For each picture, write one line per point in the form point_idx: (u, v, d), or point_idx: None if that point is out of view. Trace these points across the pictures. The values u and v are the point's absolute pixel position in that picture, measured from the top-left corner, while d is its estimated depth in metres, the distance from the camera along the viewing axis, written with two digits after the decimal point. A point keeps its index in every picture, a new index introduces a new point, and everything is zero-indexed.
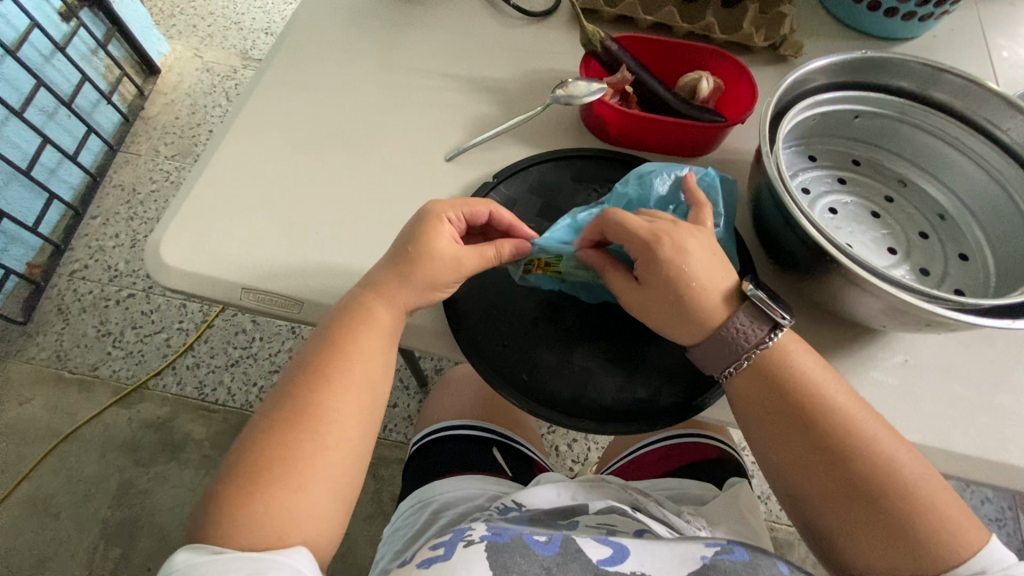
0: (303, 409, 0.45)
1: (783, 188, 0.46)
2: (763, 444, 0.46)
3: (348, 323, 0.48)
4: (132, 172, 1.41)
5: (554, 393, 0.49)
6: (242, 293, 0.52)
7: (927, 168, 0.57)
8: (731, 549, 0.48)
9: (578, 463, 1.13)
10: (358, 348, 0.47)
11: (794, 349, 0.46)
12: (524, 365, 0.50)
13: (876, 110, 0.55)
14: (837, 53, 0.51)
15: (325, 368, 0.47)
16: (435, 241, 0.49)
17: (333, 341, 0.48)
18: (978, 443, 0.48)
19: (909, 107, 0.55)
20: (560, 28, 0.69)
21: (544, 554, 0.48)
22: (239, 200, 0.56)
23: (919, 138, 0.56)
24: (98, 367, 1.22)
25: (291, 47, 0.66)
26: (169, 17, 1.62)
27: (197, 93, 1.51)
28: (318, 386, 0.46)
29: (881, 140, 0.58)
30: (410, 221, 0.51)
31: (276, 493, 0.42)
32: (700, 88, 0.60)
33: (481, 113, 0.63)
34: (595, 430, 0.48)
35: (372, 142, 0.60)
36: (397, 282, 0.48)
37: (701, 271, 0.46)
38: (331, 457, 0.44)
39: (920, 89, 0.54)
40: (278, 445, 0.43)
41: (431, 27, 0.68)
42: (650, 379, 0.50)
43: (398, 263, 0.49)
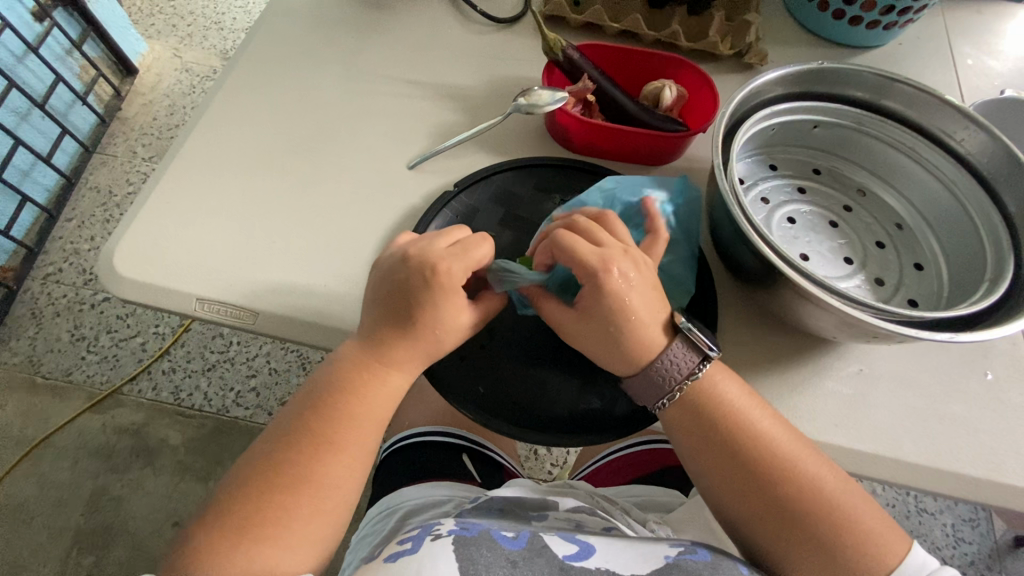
0: (306, 479, 0.43)
1: (734, 204, 0.46)
2: (693, 456, 0.46)
3: (355, 388, 0.46)
4: (108, 174, 1.39)
5: (511, 404, 0.49)
6: (198, 304, 0.51)
7: (885, 176, 0.57)
8: (695, 549, 0.47)
9: (556, 466, 1.13)
10: (364, 414, 0.46)
11: (723, 377, 0.46)
12: (481, 377, 0.50)
13: (835, 120, 0.56)
14: (797, 64, 0.52)
15: (326, 433, 0.44)
16: (450, 310, 0.46)
17: (339, 406, 0.45)
18: (931, 453, 0.48)
19: (866, 118, 0.55)
20: (526, 34, 0.69)
21: (511, 549, 0.47)
22: (198, 208, 0.55)
23: (876, 148, 0.56)
24: (72, 372, 1.21)
25: (255, 53, 0.65)
26: (148, 16, 1.60)
27: (175, 94, 1.49)
28: (316, 451, 0.44)
29: (840, 149, 0.58)
30: (413, 281, 0.46)
31: (263, 554, 0.41)
32: (662, 96, 0.60)
33: (446, 120, 0.62)
34: (552, 441, 0.48)
35: (335, 150, 0.59)
36: (411, 350, 0.46)
37: (639, 303, 0.45)
38: (318, 519, 0.43)
39: (876, 100, 0.55)
40: (271, 511, 0.42)
41: (398, 32, 0.68)
42: (608, 390, 0.50)
43: (411, 336, 0.46)
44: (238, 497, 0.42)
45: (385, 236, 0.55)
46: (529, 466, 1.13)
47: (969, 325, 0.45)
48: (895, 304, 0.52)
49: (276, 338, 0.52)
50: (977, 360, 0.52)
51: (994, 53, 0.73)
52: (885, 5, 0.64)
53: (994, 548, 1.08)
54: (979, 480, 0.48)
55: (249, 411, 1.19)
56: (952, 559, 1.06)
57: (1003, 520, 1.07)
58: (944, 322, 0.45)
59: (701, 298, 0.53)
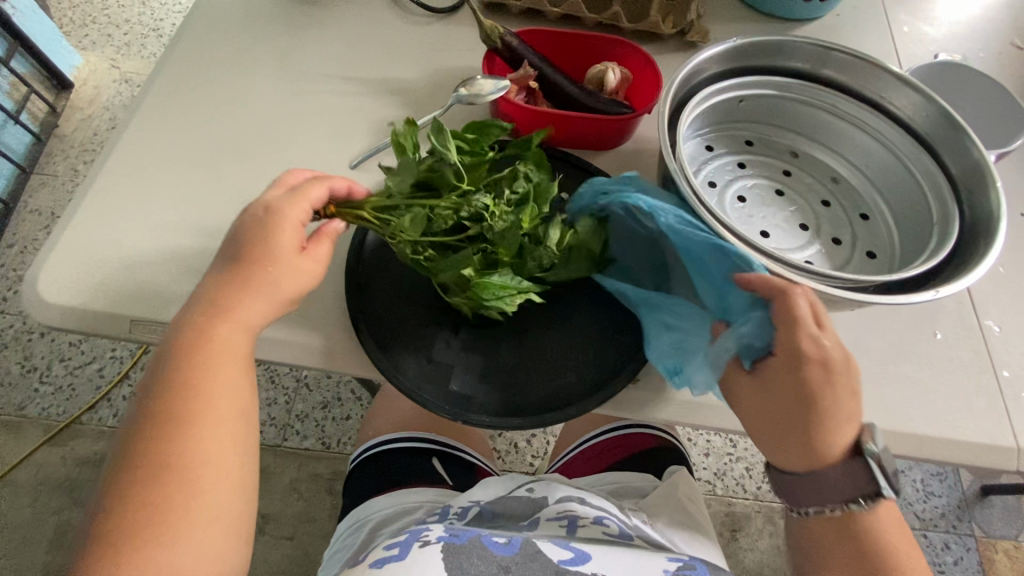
0: (175, 460, 0.40)
1: (703, 208, 0.45)
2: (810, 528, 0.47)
3: (193, 351, 0.43)
4: (49, 195, 1.32)
5: (479, 404, 0.48)
6: (133, 325, 0.49)
7: (815, 135, 0.58)
8: (694, 565, 0.49)
9: (537, 458, 1.13)
10: (209, 376, 0.42)
11: (883, 514, 0.45)
12: (445, 377, 0.48)
13: (759, 91, 0.56)
14: (726, 42, 0.52)
15: (178, 409, 0.41)
16: (287, 246, 0.45)
17: (181, 375, 0.42)
18: (887, 416, 0.49)
19: (786, 84, 0.56)
20: (467, 23, 0.67)
21: (503, 555, 0.48)
22: (128, 224, 0.52)
23: (801, 111, 0.57)
24: (25, 406, 1.15)
25: (182, 57, 0.62)
26: (81, 26, 1.52)
27: (116, 106, 1.43)
28: (174, 428, 0.41)
29: (767, 117, 0.59)
30: (251, 230, 0.45)
31: (164, 553, 0.38)
32: (606, 80, 0.59)
33: (388, 116, 0.60)
34: (526, 426, 0.47)
35: (273, 153, 0.57)
36: (246, 297, 0.44)
37: (825, 409, 0.43)
38: (201, 504, 0.40)
39: (792, 66, 0.56)
40: (145, 502, 0.39)
41: (333, 28, 0.65)
42: (576, 374, 0.50)
43: (250, 284, 0.44)
44: (113, 510, 0.39)
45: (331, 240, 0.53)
46: (510, 460, 1.12)
47: (929, 281, 0.46)
48: (858, 261, 0.53)
49: None
50: (926, 321, 0.53)
51: (928, 19, 0.74)
52: None
53: (964, 499, 1.12)
54: (934, 439, 0.48)
55: None
56: (923, 513, 1.10)
57: (969, 471, 1.11)
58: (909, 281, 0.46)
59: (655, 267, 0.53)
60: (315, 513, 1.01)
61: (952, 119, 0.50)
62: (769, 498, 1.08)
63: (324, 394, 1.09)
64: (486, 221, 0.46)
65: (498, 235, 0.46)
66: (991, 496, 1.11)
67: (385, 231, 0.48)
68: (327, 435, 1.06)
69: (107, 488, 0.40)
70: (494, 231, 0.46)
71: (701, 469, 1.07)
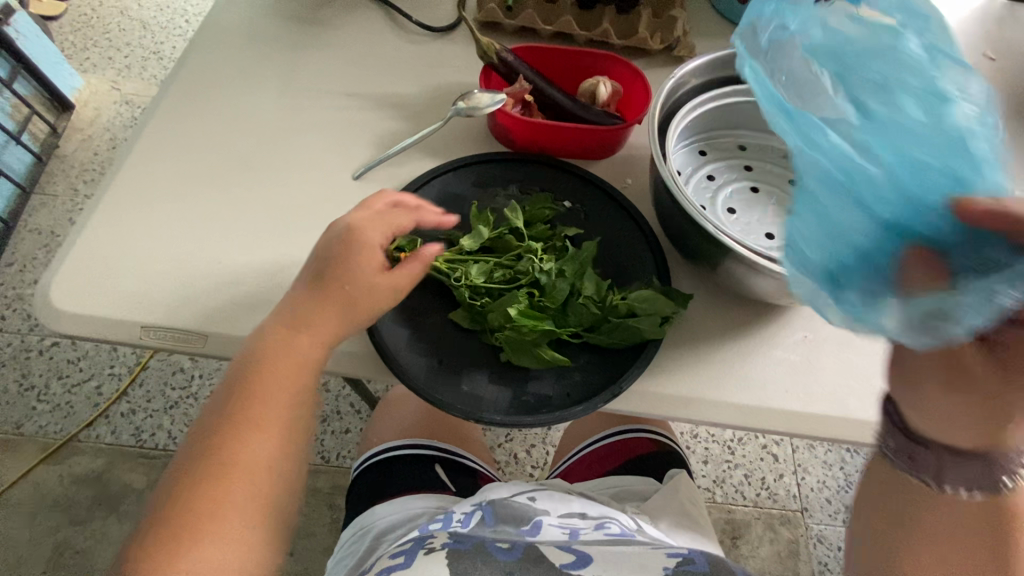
0: (238, 455, 0.43)
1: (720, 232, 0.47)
2: (932, 507, 0.46)
3: (265, 361, 0.45)
4: (49, 214, 1.34)
5: (495, 403, 0.48)
6: (143, 332, 0.50)
7: (755, 125, 0.61)
8: (693, 559, 0.52)
9: (537, 468, 1.13)
10: (275, 385, 0.45)
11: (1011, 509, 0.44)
12: (461, 377, 0.49)
13: (704, 107, 0.58)
14: (691, 61, 0.54)
15: (244, 414, 0.44)
16: (366, 270, 0.48)
17: (248, 383, 0.45)
18: (875, 409, 0.51)
19: (724, 92, 0.58)
20: (464, 41, 0.70)
21: (506, 560, 0.51)
22: (137, 235, 0.54)
23: (740, 111, 0.60)
24: (22, 424, 1.14)
25: (189, 76, 0.64)
26: (82, 50, 1.55)
27: (116, 127, 1.45)
28: (238, 431, 0.43)
29: (712, 126, 0.61)
30: (336, 249, 0.48)
31: (212, 547, 0.40)
32: (598, 92, 0.62)
33: (389, 129, 0.63)
34: (540, 423, 0.47)
35: (279, 166, 0.59)
36: (320, 316, 0.47)
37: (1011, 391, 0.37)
38: (255, 504, 0.42)
39: (719, 74, 0.58)
40: (206, 493, 0.41)
41: (335, 47, 0.68)
42: (589, 371, 0.50)
43: (330, 300, 0.47)
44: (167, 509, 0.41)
45: None
46: (510, 471, 1.12)
47: None
48: None
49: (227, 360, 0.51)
50: None
51: None
52: None
53: None
54: None
55: None
56: None
57: None
58: None
59: (658, 268, 0.54)
60: (315, 527, 1.01)
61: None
62: (768, 504, 1.08)
63: (323, 406, 1.09)
64: (540, 273, 0.51)
65: (551, 286, 0.51)
66: None
67: (450, 279, 0.52)
68: (327, 448, 1.06)
69: (172, 471, 0.43)
70: (548, 281, 0.51)
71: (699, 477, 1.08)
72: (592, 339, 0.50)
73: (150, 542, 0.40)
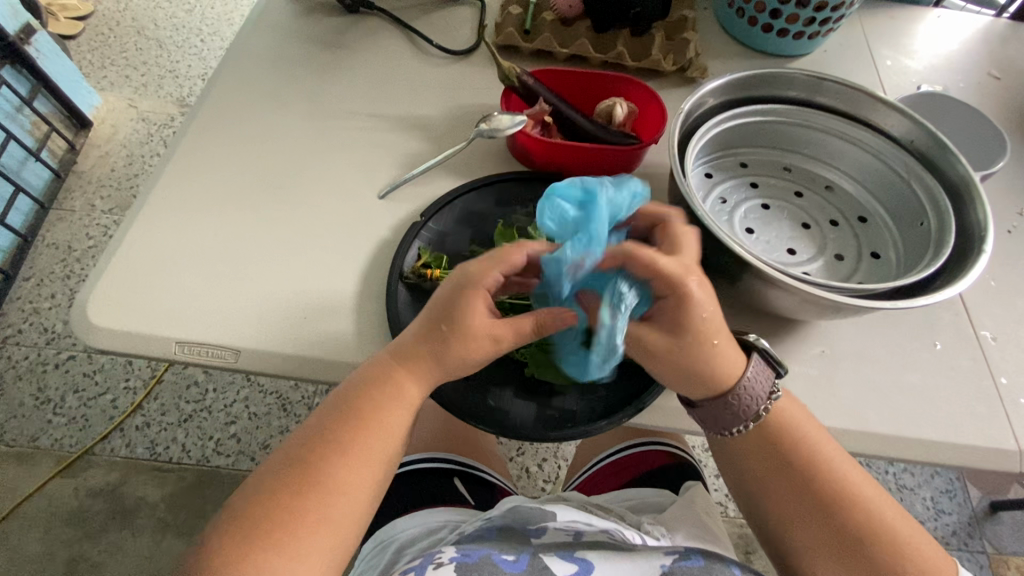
0: (320, 488, 0.44)
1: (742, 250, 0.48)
2: (735, 455, 0.49)
3: (377, 392, 0.46)
4: (66, 229, 1.36)
5: (519, 419, 0.49)
6: (177, 347, 0.51)
7: (752, 141, 0.63)
8: (688, 555, 0.54)
9: (549, 482, 1.13)
10: (381, 417, 0.46)
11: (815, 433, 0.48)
12: (487, 392, 0.50)
13: (713, 132, 0.60)
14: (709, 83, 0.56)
15: (345, 437, 0.45)
16: (473, 318, 0.45)
17: (357, 407, 0.46)
18: (892, 423, 0.51)
19: (729, 116, 0.60)
20: (483, 64, 0.72)
21: (513, 572, 0.53)
22: (171, 253, 0.55)
23: (743, 131, 0.62)
24: (38, 437, 1.16)
25: (218, 99, 0.66)
26: (100, 68, 1.59)
27: (133, 144, 1.48)
28: (334, 452, 0.44)
29: (718, 148, 0.62)
30: (449, 293, 0.46)
31: (285, 561, 0.41)
32: (615, 113, 0.63)
33: (413, 149, 0.64)
34: (563, 437, 0.49)
35: (306, 185, 0.61)
36: (430, 359, 0.45)
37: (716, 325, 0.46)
38: (332, 526, 0.44)
39: (722, 99, 0.60)
40: (283, 514, 0.42)
41: (358, 70, 0.70)
42: (612, 386, 0.51)
43: (435, 339, 0.45)
44: (254, 507, 0.43)
45: (363, 265, 0.56)
46: (522, 485, 1.12)
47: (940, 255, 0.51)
48: (861, 233, 0.60)
49: (258, 375, 0.52)
50: (926, 332, 0.56)
51: (909, 54, 0.80)
52: (807, 16, 0.70)
53: (975, 517, 1.12)
54: (940, 445, 0.51)
55: (231, 459, 1.16)
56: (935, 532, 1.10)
57: (976, 488, 1.13)
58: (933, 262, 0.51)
59: None
60: None
61: (870, 95, 0.58)
62: None
63: None
64: None
65: None
66: (1000, 512, 1.12)
67: None
68: None
69: (265, 480, 0.44)
70: None
71: (712, 491, 1.08)
72: None
73: (228, 547, 0.41)
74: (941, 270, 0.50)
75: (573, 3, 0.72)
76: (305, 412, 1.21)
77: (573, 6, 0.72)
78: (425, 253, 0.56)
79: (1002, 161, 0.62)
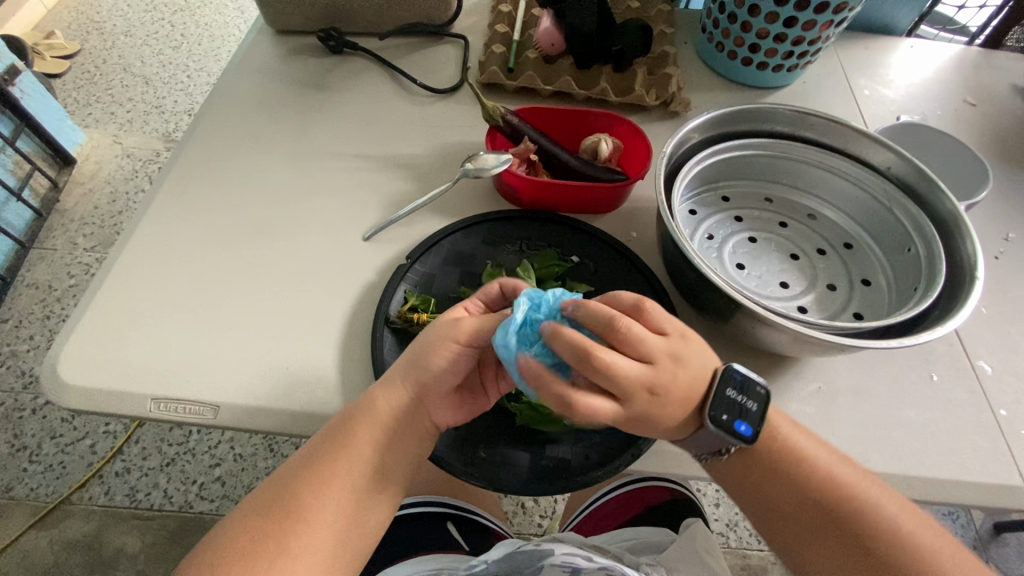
0: (295, 496, 0.43)
1: (732, 289, 0.47)
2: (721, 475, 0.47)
3: (360, 425, 0.45)
4: (47, 269, 1.33)
5: (516, 470, 0.47)
6: (152, 404, 0.49)
7: (733, 175, 0.63)
8: None
9: (546, 517, 1.10)
10: (361, 449, 0.44)
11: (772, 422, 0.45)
12: (480, 443, 0.48)
13: (697, 170, 0.59)
14: (693, 120, 0.56)
15: (324, 461, 0.44)
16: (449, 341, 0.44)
17: (341, 434, 0.45)
18: (895, 461, 0.50)
19: (711, 151, 0.60)
20: (467, 102, 0.72)
21: None
22: (148, 304, 0.53)
23: (725, 165, 0.62)
24: (12, 488, 1.11)
25: (200, 142, 0.65)
26: (85, 106, 1.58)
27: (117, 180, 1.47)
28: (314, 477, 0.44)
29: (701, 184, 0.62)
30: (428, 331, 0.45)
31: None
32: (600, 150, 0.63)
33: (398, 189, 0.64)
34: (559, 489, 0.47)
35: (290, 229, 0.60)
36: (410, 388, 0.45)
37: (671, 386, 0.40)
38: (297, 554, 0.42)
39: (705, 135, 0.60)
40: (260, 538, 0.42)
41: (342, 110, 0.70)
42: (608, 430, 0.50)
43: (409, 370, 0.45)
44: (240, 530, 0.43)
45: (348, 311, 0.55)
46: (518, 522, 1.09)
47: (931, 285, 0.51)
48: (847, 260, 0.60)
49: (238, 430, 0.50)
50: (922, 364, 0.56)
51: (886, 83, 0.82)
52: (786, 50, 0.71)
53: (979, 538, 1.10)
54: (943, 482, 0.50)
55: (215, 504, 1.11)
56: None
57: (978, 510, 1.11)
58: (923, 295, 0.50)
59: None
60: None
61: (848, 126, 0.58)
62: None
63: None
64: None
65: None
66: (1004, 533, 1.10)
67: None
68: None
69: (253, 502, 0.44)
70: None
71: (712, 522, 1.05)
72: None
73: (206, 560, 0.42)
74: (932, 304, 0.50)
75: (555, 41, 0.73)
76: (293, 452, 1.17)
77: (554, 45, 0.73)
78: (412, 296, 0.55)
79: (985, 190, 0.62)
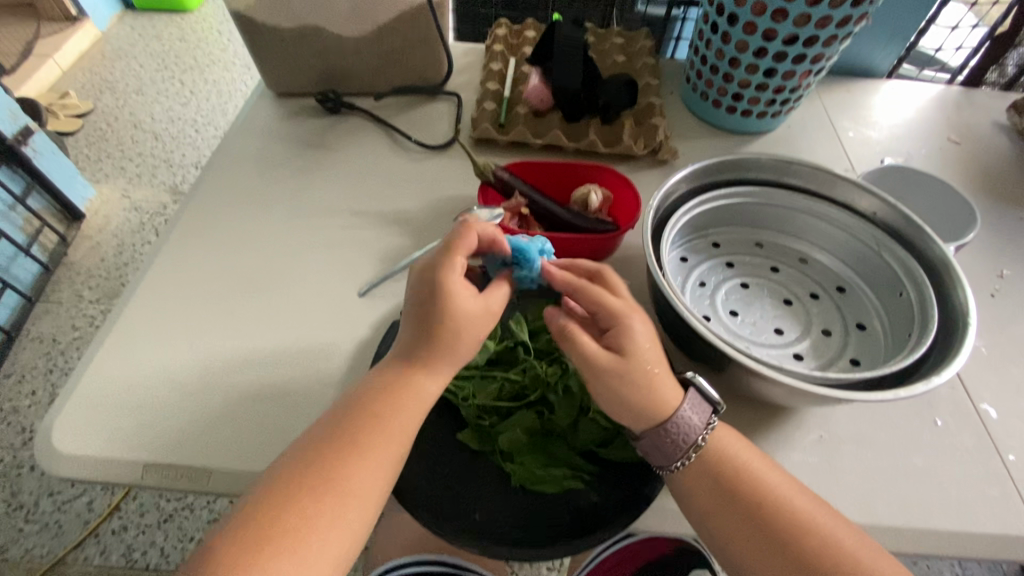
0: (291, 516, 0.39)
1: (722, 343, 0.47)
2: (688, 505, 0.45)
3: (367, 424, 0.43)
4: (52, 322, 1.34)
5: (512, 533, 0.46)
6: (145, 471, 0.49)
7: (722, 222, 0.64)
8: None
9: (553, 569, 1.06)
10: (372, 450, 0.42)
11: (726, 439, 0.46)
12: (476, 505, 0.47)
13: (685, 219, 0.60)
14: (679, 173, 0.57)
15: (329, 469, 0.41)
16: (459, 303, 0.44)
17: (348, 435, 0.42)
18: (903, 513, 0.49)
19: (698, 200, 0.61)
20: (461, 156, 0.75)
21: None
22: (145, 368, 0.54)
23: (712, 213, 0.63)
24: (7, 549, 1.08)
25: (201, 204, 0.67)
26: (95, 162, 1.63)
27: (123, 233, 1.50)
28: (311, 492, 0.40)
29: (691, 231, 0.63)
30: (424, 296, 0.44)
31: None
32: (590, 201, 0.65)
33: (393, 245, 0.65)
34: (557, 552, 0.45)
35: (287, 287, 0.60)
36: (429, 358, 0.44)
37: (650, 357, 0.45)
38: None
39: (692, 185, 0.61)
40: None
41: (340, 167, 0.72)
42: (606, 488, 0.49)
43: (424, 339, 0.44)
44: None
45: (343, 369, 0.55)
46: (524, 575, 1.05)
47: (926, 333, 0.51)
48: (840, 304, 0.60)
49: (231, 495, 0.49)
50: (924, 409, 0.55)
51: (870, 124, 0.84)
52: (768, 98, 0.74)
53: None
54: (954, 535, 0.48)
55: None
56: None
57: None
58: (920, 339, 0.50)
59: None
60: None
61: (831, 173, 0.60)
62: None
63: None
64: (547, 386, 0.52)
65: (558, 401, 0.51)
66: None
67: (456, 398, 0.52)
68: None
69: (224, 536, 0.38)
70: (557, 398, 0.51)
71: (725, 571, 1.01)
72: (608, 454, 0.49)
73: None
74: (929, 351, 0.49)
75: (544, 97, 0.75)
76: None
77: (543, 100, 0.76)
78: None
79: (972, 232, 0.63)
